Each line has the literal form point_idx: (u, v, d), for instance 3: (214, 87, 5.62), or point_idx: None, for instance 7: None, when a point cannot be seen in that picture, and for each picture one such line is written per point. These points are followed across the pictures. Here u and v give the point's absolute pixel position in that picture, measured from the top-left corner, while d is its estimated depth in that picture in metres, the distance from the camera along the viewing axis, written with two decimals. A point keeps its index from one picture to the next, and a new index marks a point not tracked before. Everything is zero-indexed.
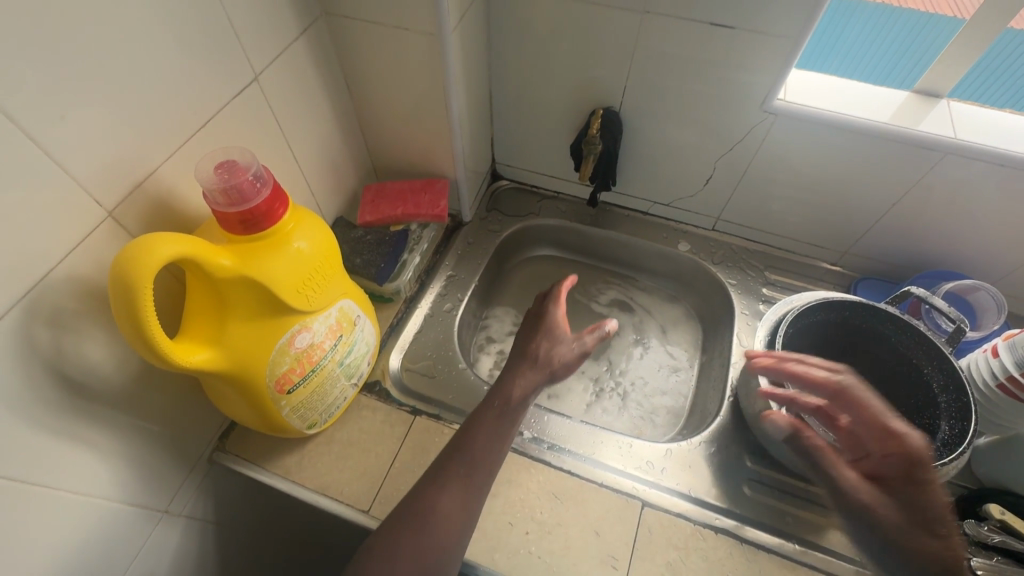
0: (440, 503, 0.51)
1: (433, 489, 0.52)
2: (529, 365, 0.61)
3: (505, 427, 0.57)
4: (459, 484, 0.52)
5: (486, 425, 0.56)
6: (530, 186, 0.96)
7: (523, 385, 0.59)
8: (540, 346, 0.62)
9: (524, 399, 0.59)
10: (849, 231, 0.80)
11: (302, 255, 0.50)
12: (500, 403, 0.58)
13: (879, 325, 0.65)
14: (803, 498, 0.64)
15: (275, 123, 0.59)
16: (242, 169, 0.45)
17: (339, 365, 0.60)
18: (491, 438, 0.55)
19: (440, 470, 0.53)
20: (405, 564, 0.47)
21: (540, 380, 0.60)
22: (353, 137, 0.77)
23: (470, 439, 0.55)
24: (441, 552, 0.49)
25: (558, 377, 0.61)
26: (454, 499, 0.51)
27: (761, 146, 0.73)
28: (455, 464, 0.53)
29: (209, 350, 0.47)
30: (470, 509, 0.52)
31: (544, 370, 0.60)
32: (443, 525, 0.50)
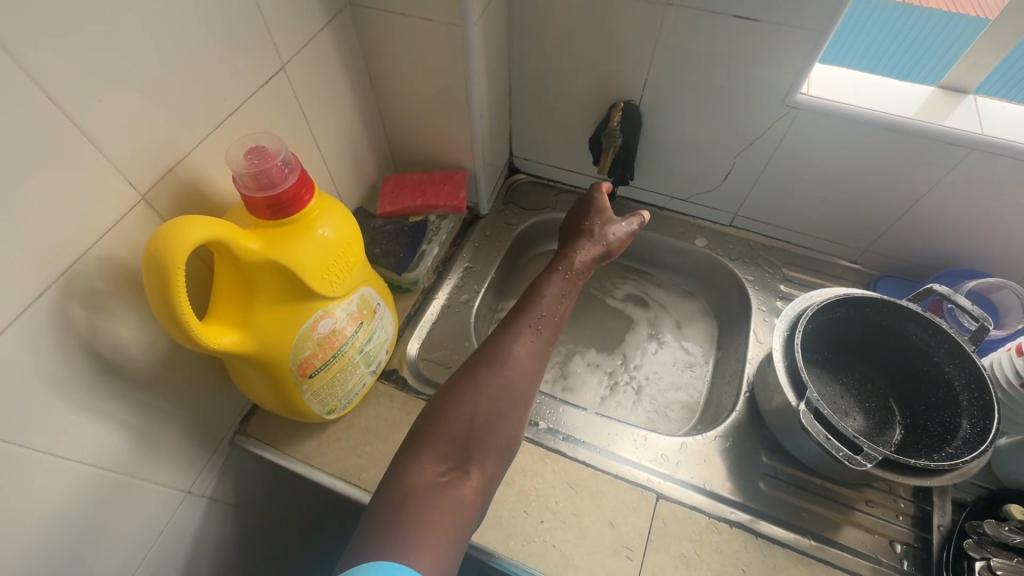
0: (514, 349, 0.56)
1: (508, 337, 0.57)
2: (586, 239, 0.69)
3: (568, 288, 0.64)
4: (529, 337, 0.58)
5: (552, 285, 0.63)
6: (547, 180, 0.96)
7: (582, 255, 0.67)
8: (593, 223, 0.71)
9: (586, 263, 0.67)
10: (869, 228, 0.79)
11: (327, 241, 0.51)
12: (563, 269, 0.65)
13: (901, 322, 0.65)
14: (820, 494, 0.64)
15: (300, 113, 0.60)
16: (271, 155, 0.46)
17: (359, 352, 0.61)
18: (556, 296, 0.62)
19: (512, 323, 0.59)
20: (489, 395, 0.52)
21: (597, 253, 0.68)
22: (374, 128, 0.78)
23: (538, 295, 0.62)
24: (519, 392, 0.54)
25: (612, 250, 0.70)
26: (526, 344, 0.57)
27: (783, 140, 0.73)
28: (524, 317, 0.60)
29: (236, 333, 0.48)
30: (538, 359, 0.58)
31: (601, 243, 0.68)
32: (517, 366, 0.55)
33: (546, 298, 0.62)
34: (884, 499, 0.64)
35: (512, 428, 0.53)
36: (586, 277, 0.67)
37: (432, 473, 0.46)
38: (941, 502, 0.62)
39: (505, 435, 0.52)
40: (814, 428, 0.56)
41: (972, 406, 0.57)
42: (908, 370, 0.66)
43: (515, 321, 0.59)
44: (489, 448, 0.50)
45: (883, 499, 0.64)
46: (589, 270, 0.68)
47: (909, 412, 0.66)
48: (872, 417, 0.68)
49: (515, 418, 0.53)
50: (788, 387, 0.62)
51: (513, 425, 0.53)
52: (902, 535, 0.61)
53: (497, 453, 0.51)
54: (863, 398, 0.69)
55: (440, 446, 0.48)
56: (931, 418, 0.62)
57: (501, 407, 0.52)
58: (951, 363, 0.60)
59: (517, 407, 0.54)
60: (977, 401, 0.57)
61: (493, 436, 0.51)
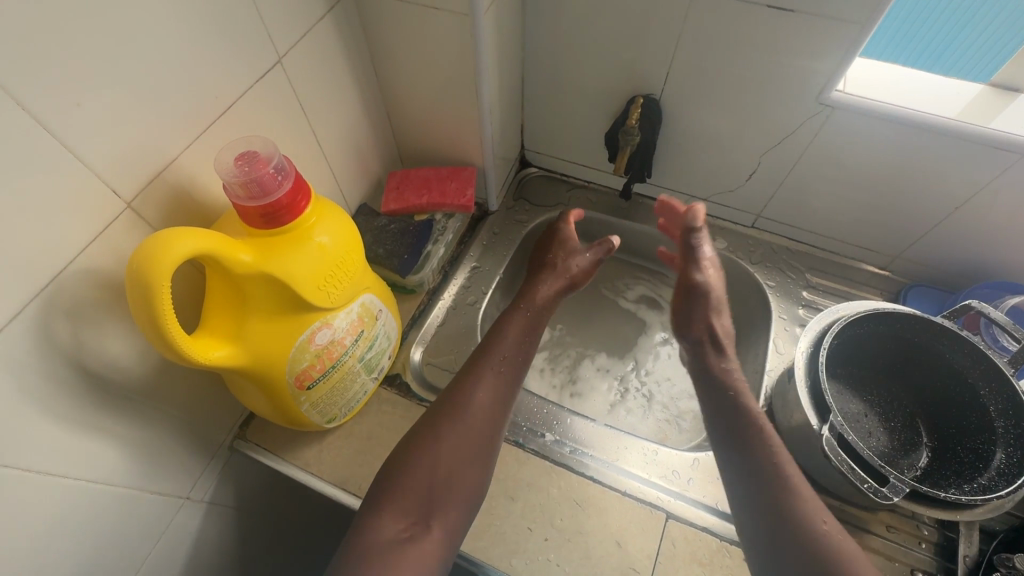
0: (476, 395, 0.59)
1: (470, 383, 0.60)
2: (549, 275, 0.73)
3: (531, 326, 0.67)
4: (492, 377, 0.61)
5: (515, 324, 0.66)
6: (559, 174, 0.92)
7: (542, 292, 0.71)
8: (557, 257, 0.76)
9: (547, 301, 0.71)
10: (903, 234, 0.74)
11: (324, 250, 0.48)
12: (524, 308, 0.69)
13: (934, 341, 0.60)
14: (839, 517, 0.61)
15: (298, 108, 0.57)
16: (265, 161, 0.43)
17: (360, 360, 0.59)
18: (518, 336, 0.65)
19: (471, 370, 0.61)
20: (449, 445, 0.56)
21: (560, 286, 0.73)
22: (380, 120, 0.74)
23: (500, 337, 0.65)
24: (482, 437, 0.57)
25: (575, 283, 0.74)
26: (487, 390, 0.60)
27: (814, 140, 0.68)
28: (486, 359, 0.62)
29: (230, 347, 0.45)
30: (500, 404, 0.60)
31: (563, 278, 0.73)
32: (477, 413, 0.58)
33: (508, 339, 0.65)
34: (905, 525, 0.61)
35: (478, 476, 0.56)
36: (549, 312, 0.71)
37: (395, 529, 0.50)
38: (968, 531, 0.59)
39: (468, 484, 0.55)
40: (836, 455, 0.53)
41: (1009, 434, 0.54)
42: (939, 392, 0.62)
43: (477, 367, 0.62)
44: (453, 497, 0.53)
45: (904, 524, 0.61)
46: (549, 307, 0.71)
47: (937, 434, 0.62)
48: (898, 438, 0.63)
49: (479, 463, 0.56)
50: (809, 407, 0.59)
51: (480, 472, 0.56)
52: (925, 563, 0.58)
53: (461, 504, 0.54)
54: (888, 416, 0.65)
55: (404, 502, 0.52)
56: (961, 444, 0.59)
57: (464, 454, 0.55)
58: (987, 387, 0.57)
59: (482, 451, 0.56)
60: (1014, 430, 0.53)
61: (456, 484, 0.54)
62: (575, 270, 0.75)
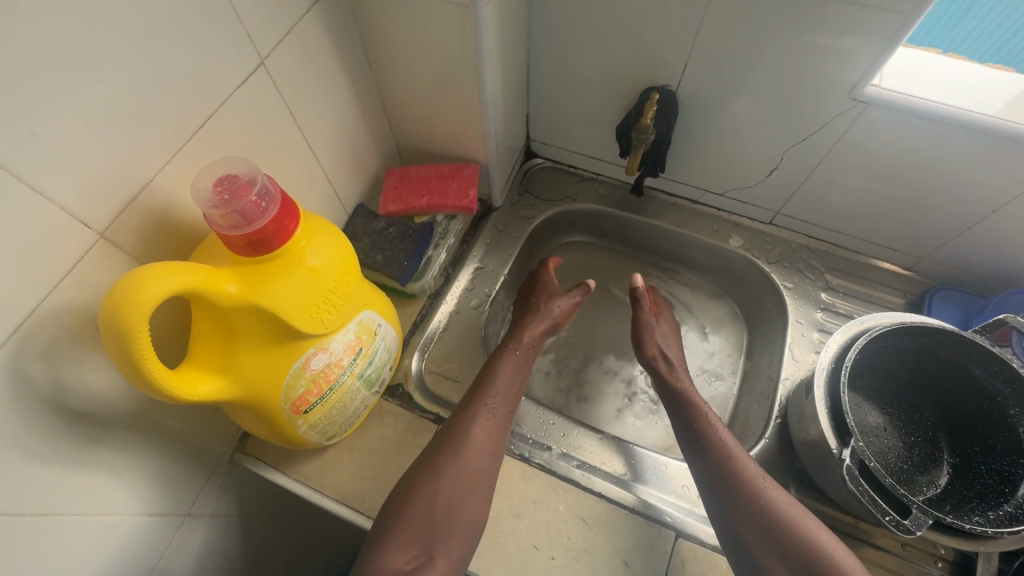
0: (472, 431, 0.59)
1: (463, 421, 0.59)
2: (535, 313, 0.73)
3: (522, 363, 0.67)
4: (486, 415, 0.60)
5: (507, 361, 0.66)
6: (566, 165, 0.87)
7: (532, 329, 0.70)
8: (540, 298, 0.75)
9: (535, 339, 0.70)
10: (931, 235, 0.70)
11: (317, 275, 0.45)
12: (515, 345, 0.68)
13: (962, 356, 0.57)
14: (853, 535, 0.59)
15: (285, 111, 0.53)
16: (247, 187, 0.40)
17: (359, 378, 0.57)
18: (510, 375, 0.65)
19: (465, 406, 0.61)
20: (447, 481, 0.55)
21: (546, 325, 0.72)
22: (375, 115, 0.69)
23: (493, 375, 0.64)
24: (478, 472, 0.57)
25: (559, 322, 0.74)
26: (482, 427, 0.59)
27: (844, 136, 0.63)
28: (479, 398, 0.62)
29: (219, 380, 0.43)
30: (495, 440, 0.60)
31: (548, 317, 0.72)
32: (474, 449, 0.58)
33: (501, 377, 0.64)
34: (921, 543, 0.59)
35: (477, 506, 0.56)
36: (537, 349, 0.70)
37: (398, 564, 0.51)
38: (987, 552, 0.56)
39: (468, 517, 0.55)
40: (857, 485, 0.49)
41: None
42: (963, 408, 0.59)
43: (471, 402, 0.61)
44: (452, 530, 0.54)
45: (920, 542, 0.59)
46: (539, 344, 0.71)
47: (959, 450, 0.59)
48: (917, 454, 0.61)
49: (478, 497, 0.56)
50: (830, 430, 0.56)
51: (479, 501, 0.56)
52: None
53: (462, 534, 0.54)
54: (907, 430, 0.62)
55: (405, 537, 0.52)
56: (986, 464, 0.56)
57: (461, 488, 0.55)
58: (1019, 408, 0.53)
59: (478, 487, 0.56)
60: None
61: (456, 517, 0.54)
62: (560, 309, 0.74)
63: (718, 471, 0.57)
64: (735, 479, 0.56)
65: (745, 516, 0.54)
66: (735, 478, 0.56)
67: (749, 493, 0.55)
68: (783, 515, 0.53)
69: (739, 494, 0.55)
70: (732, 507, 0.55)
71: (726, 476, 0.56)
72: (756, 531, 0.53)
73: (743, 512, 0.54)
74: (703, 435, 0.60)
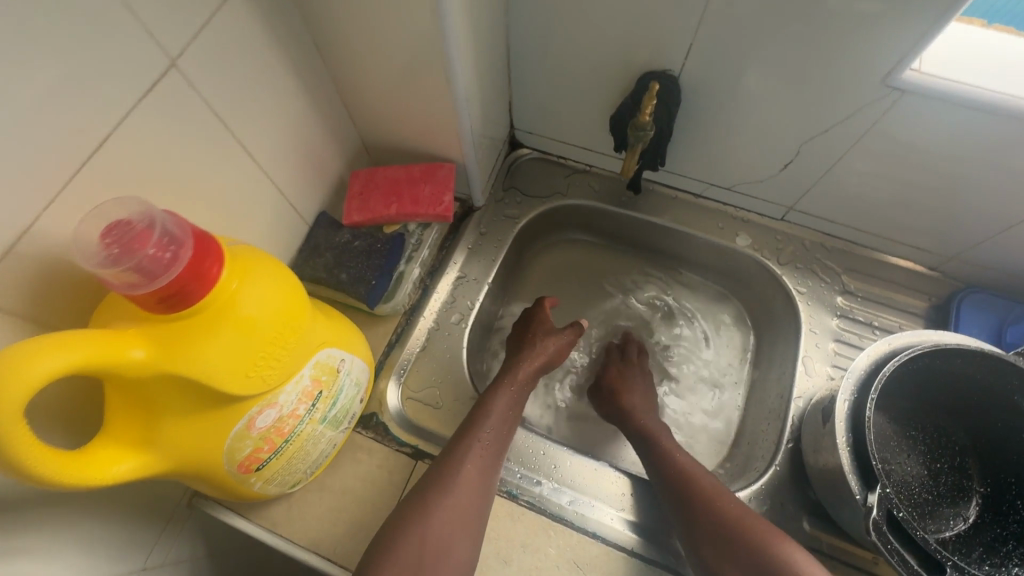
0: (464, 468, 0.53)
1: (453, 459, 0.54)
2: (530, 348, 0.67)
3: (516, 400, 0.62)
4: (478, 454, 0.55)
5: (501, 395, 0.61)
6: (556, 156, 0.79)
7: (527, 365, 0.65)
8: (535, 334, 0.69)
9: (530, 377, 0.65)
10: (964, 234, 0.63)
11: (254, 327, 0.37)
12: (509, 380, 0.63)
13: (1001, 382, 0.51)
14: (873, 573, 0.54)
15: (214, 119, 0.44)
16: (147, 234, 0.31)
17: (322, 421, 0.49)
18: (504, 412, 0.59)
19: (456, 441, 0.56)
20: (438, 521, 0.49)
21: (542, 362, 0.67)
22: (332, 112, 0.60)
23: (485, 412, 0.59)
24: (470, 513, 0.51)
25: (554, 360, 0.69)
26: (475, 464, 0.54)
27: (872, 127, 0.54)
28: (471, 433, 0.56)
29: (139, 454, 0.37)
30: (488, 478, 0.54)
31: (544, 354, 0.67)
32: (466, 487, 0.52)
33: (494, 414, 0.59)
34: None
35: (466, 551, 0.50)
36: (531, 387, 0.65)
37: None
38: None
39: (457, 563, 0.49)
40: (884, 543, 0.44)
41: None
42: (997, 435, 0.54)
43: (463, 437, 0.56)
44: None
45: None
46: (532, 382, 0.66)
47: (991, 481, 0.54)
48: (944, 483, 0.56)
49: (469, 541, 0.50)
50: (852, 473, 0.49)
51: (469, 542, 0.50)
52: None
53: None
54: (934, 457, 0.57)
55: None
56: (1022, 500, 0.51)
57: (452, 530, 0.50)
58: None
59: (469, 528, 0.51)
60: None
61: (446, 562, 0.48)
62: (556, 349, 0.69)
63: (705, 533, 0.50)
64: (727, 541, 0.49)
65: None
66: (726, 538, 0.49)
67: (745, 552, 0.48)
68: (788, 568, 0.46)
69: (733, 556, 0.48)
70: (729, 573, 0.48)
71: (717, 534, 0.50)
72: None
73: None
74: (683, 495, 0.54)
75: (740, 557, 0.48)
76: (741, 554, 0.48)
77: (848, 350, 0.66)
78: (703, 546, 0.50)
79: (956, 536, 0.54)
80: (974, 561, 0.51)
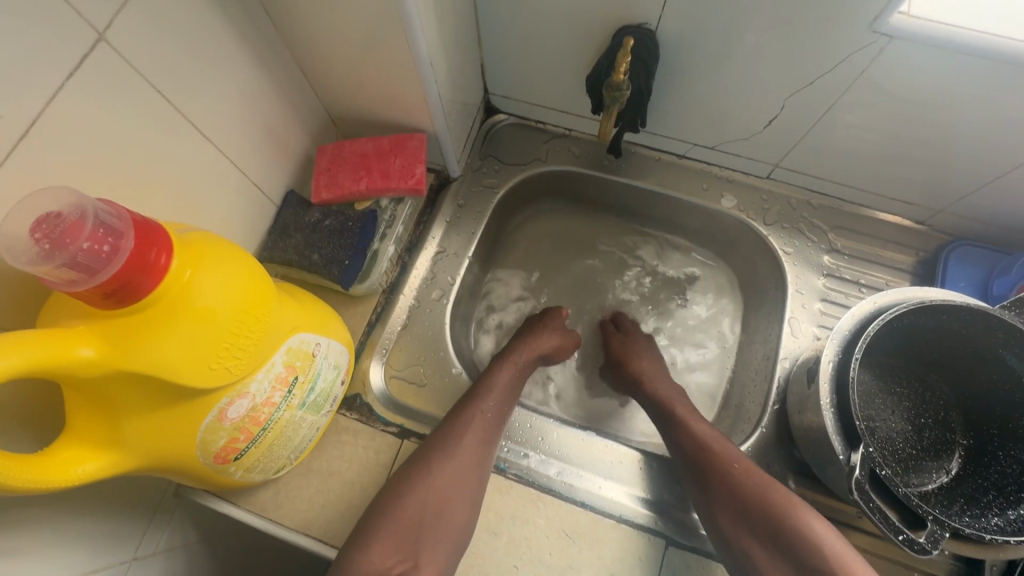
0: (467, 434, 0.54)
1: (456, 428, 0.54)
2: (541, 334, 0.67)
3: (520, 377, 0.62)
4: (480, 423, 0.55)
5: (506, 369, 0.62)
6: (534, 120, 0.76)
7: (534, 346, 0.66)
8: (546, 323, 0.69)
9: (536, 358, 0.65)
10: (951, 186, 0.61)
11: (211, 317, 0.35)
12: (515, 356, 0.63)
13: (986, 336, 0.50)
14: (857, 527, 0.55)
15: (156, 98, 0.41)
16: (78, 226, 0.30)
17: (301, 407, 0.48)
18: (507, 386, 0.60)
19: (460, 408, 0.56)
20: (440, 481, 0.51)
21: (550, 348, 0.67)
22: (293, 83, 0.57)
23: (490, 385, 0.59)
24: (472, 475, 0.52)
25: (560, 352, 0.69)
26: (478, 431, 0.55)
27: (860, 77, 0.52)
28: (476, 402, 0.57)
29: (105, 454, 0.36)
30: (490, 446, 0.55)
31: (553, 341, 0.67)
32: (469, 451, 0.53)
33: (497, 388, 0.59)
34: None
35: (464, 513, 0.51)
36: (533, 367, 0.65)
37: (381, 566, 0.45)
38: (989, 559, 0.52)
39: (457, 521, 0.50)
40: (866, 502, 0.44)
41: None
42: (981, 387, 0.54)
43: (467, 404, 0.57)
44: (438, 536, 0.49)
45: None
46: (537, 361, 0.66)
47: (973, 433, 0.55)
48: (928, 438, 0.56)
49: (469, 502, 0.51)
50: (836, 433, 0.49)
51: (466, 505, 0.51)
52: (945, 571, 0.53)
53: (449, 544, 0.49)
54: (918, 412, 0.57)
55: (392, 536, 0.47)
56: (1004, 450, 0.52)
57: (453, 490, 0.51)
58: None
59: (469, 489, 0.52)
60: None
61: (447, 519, 0.50)
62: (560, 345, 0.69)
63: (723, 503, 0.50)
64: (745, 513, 0.49)
65: (767, 553, 0.47)
66: (741, 510, 0.49)
67: (763, 523, 0.48)
68: (806, 538, 0.46)
69: (750, 528, 0.48)
70: (749, 545, 0.48)
71: (733, 506, 0.50)
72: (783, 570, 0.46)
73: (763, 550, 0.47)
74: (702, 468, 0.53)
75: (758, 529, 0.48)
76: (761, 529, 0.48)
77: (834, 309, 0.66)
78: (720, 515, 0.50)
79: (938, 489, 0.54)
80: (955, 511, 0.52)
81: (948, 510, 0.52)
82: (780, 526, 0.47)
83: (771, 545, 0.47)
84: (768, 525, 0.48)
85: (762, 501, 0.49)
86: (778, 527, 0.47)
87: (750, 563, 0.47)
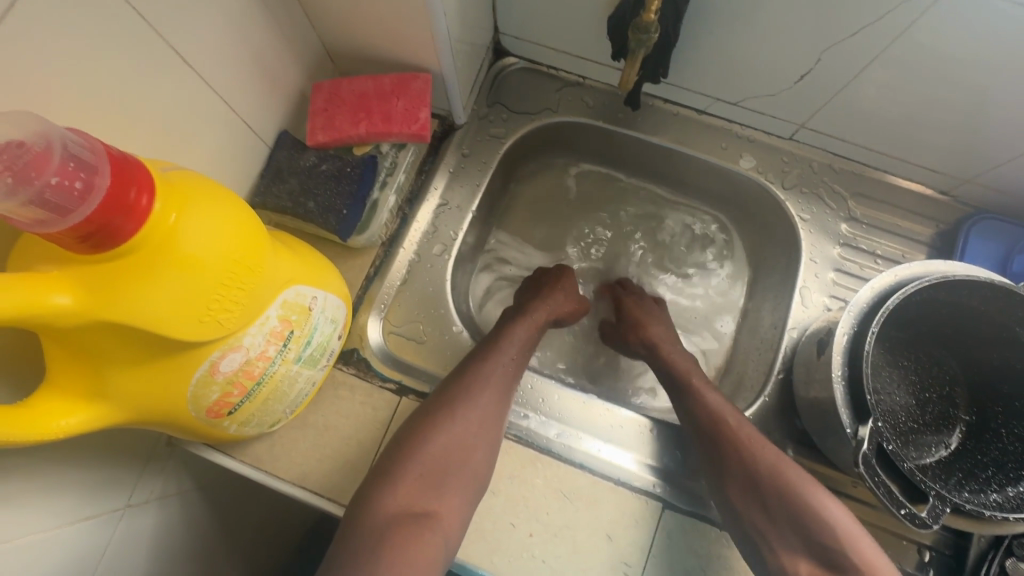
0: (485, 388, 0.53)
1: (477, 379, 0.53)
2: (560, 291, 0.65)
3: (535, 334, 0.61)
4: (500, 377, 0.54)
5: (522, 325, 0.60)
6: (546, 66, 0.70)
7: (552, 305, 0.64)
8: (564, 280, 0.67)
9: (552, 317, 0.63)
10: (982, 157, 0.59)
11: (200, 265, 0.32)
12: (532, 312, 0.62)
13: (1005, 313, 0.49)
14: (851, 495, 0.56)
15: (129, 16, 0.36)
16: (45, 157, 0.26)
17: (297, 361, 0.46)
18: (523, 342, 0.58)
19: (479, 359, 0.55)
20: (459, 431, 0.50)
21: (567, 308, 0.65)
22: (287, 11, 0.51)
23: (507, 340, 0.58)
24: (489, 430, 0.51)
25: (575, 310, 0.66)
26: (495, 387, 0.53)
27: (906, 32, 0.48)
28: (494, 356, 0.56)
29: (91, 406, 0.34)
30: (505, 402, 0.54)
31: (570, 301, 0.66)
32: (486, 406, 0.52)
33: (515, 343, 0.58)
34: None
35: (483, 463, 0.50)
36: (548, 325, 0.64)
37: (403, 507, 0.46)
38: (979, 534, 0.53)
39: (475, 471, 0.49)
40: (872, 476, 0.43)
41: None
42: (992, 364, 0.53)
43: (485, 358, 0.55)
44: (460, 480, 0.48)
45: None
46: (552, 323, 0.64)
47: (978, 412, 0.55)
48: (931, 413, 0.56)
49: (486, 454, 0.50)
50: (846, 406, 0.48)
51: (486, 453, 0.50)
52: (932, 540, 0.54)
53: (467, 494, 0.48)
54: (923, 387, 0.57)
55: (411, 483, 0.47)
56: (1007, 427, 0.52)
57: (472, 441, 0.50)
58: None
59: (487, 442, 0.51)
60: None
61: (467, 468, 0.49)
62: (570, 305, 0.66)
63: (732, 476, 0.50)
64: (756, 494, 0.49)
65: (774, 534, 0.48)
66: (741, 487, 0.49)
67: (782, 503, 0.48)
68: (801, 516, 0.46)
69: (758, 500, 0.49)
70: (756, 524, 0.49)
71: (742, 477, 0.50)
72: (798, 549, 0.47)
73: (766, 532, 0.48)
74: (712, 443, 0.53)
75: (768, 502, 0.48)
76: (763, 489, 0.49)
77: (847, 280, 0.64)
78: (731, 482, 0.51)
79: (936, 462, 0.55)
80: (953, 485, 0.52)
81: (946, 483, 0.52)
82: (787, 510, 0.47)
83: (788, 521, 0.48)
84: (778, 498, 0.48)
85: (766, 480, 0.49)
86: (790, 513, 0.48)
87: (756, 540, 0.48)
